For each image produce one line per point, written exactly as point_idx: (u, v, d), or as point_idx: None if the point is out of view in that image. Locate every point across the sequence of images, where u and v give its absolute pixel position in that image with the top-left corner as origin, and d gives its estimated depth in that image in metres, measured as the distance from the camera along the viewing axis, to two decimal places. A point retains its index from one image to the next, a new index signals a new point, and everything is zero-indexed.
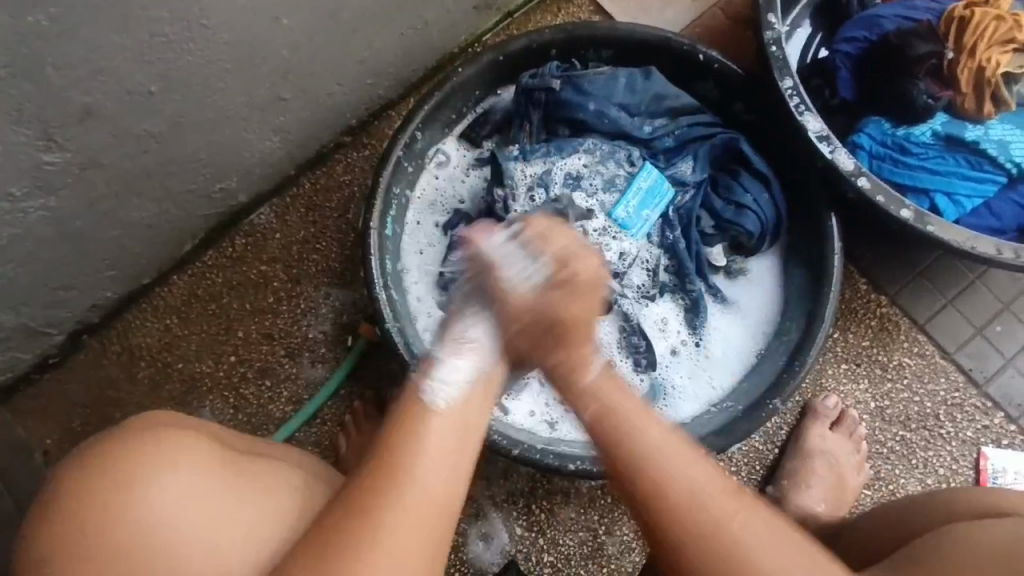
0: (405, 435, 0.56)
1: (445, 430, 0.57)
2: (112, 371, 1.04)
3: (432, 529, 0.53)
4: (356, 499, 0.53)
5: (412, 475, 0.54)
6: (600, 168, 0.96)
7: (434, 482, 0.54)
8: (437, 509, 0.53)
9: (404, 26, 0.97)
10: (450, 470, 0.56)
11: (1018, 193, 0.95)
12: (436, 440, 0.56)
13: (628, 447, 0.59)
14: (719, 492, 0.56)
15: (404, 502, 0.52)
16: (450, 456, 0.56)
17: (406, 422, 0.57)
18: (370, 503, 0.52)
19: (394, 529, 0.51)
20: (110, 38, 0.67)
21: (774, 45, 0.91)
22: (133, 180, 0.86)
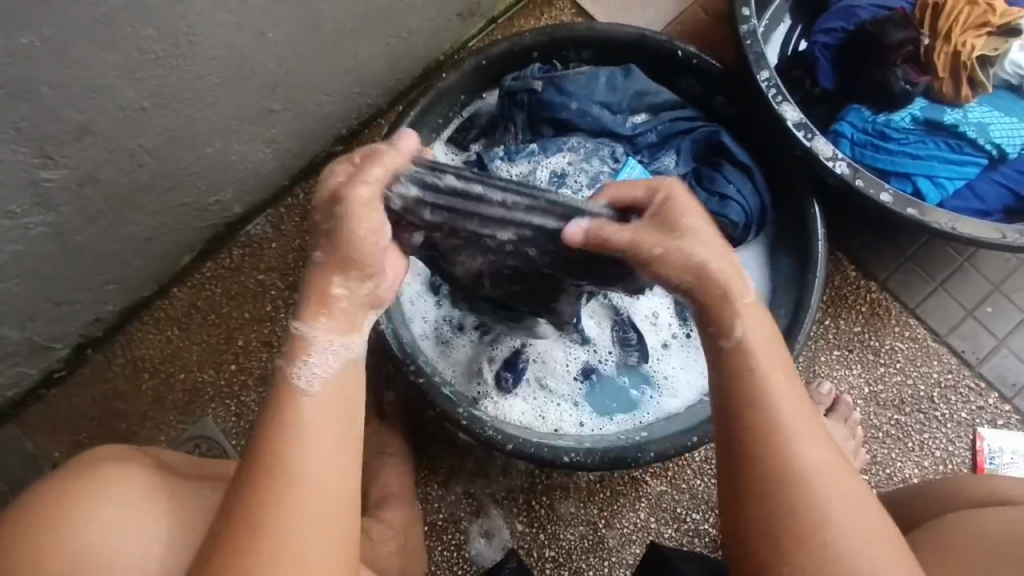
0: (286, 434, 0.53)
1: (319, 412, 0.55)
2: (116, 384, 1.07)
3: (335, 502, 0.53)
4: (252, 496, 0.51)
5: (297, 466, 0.52)
6: (584, 166, 0.98)
7: (321, 462, 0.53)
8: (325, 496, 0.53)
9: (388, 35, 0.99)
10: (339, 443, 0.55)
11: (1001, 173, 0.96)
12: (314, 426, 0.54)
13: (753, 406, 0.56)
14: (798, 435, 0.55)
15: (301, 482, 0.52)
16: (331, 433, 0.55)
17: (285, 413, 0.55)
18: (263, 499, 0.51)
19: (294, 516, 0.51)
20: (100, 57, 0.70)
21: (749, 38, 0.93)
22: (129, 195, 0.88)
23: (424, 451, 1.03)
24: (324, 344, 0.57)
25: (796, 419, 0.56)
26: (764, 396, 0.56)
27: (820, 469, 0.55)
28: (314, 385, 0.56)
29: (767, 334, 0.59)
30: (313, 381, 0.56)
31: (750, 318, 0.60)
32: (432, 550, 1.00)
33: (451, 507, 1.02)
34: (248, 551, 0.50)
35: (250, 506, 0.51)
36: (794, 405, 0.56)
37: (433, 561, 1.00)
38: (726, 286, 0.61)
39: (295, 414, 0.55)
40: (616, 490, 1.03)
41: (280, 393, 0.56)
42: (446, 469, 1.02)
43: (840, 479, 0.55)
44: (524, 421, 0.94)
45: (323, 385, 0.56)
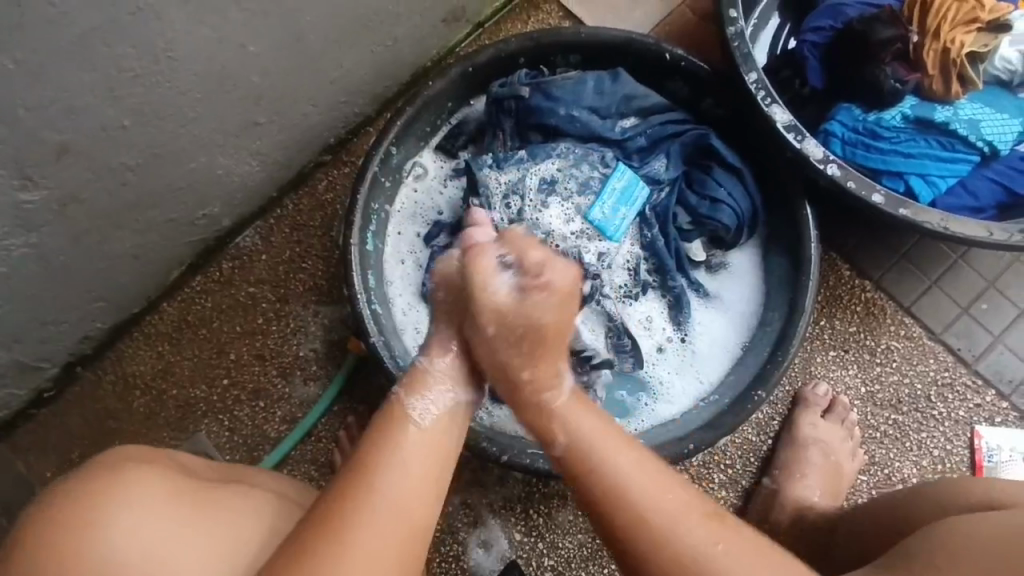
0: (390, 449, 0.64)
1: (422, 441, 0.66)
2: (107, 401, 1.06)
3: (406, 537, 0.59)
4: (348, 493, 0.60)
5: (392, 479, 0.62)
6: (574, 171, 0.96)
7: (409, 487, 0.62)
8: (409, 520, 0.60)
9: (374, 43, 0.98)
10: (433, 478, 0.64)
11: (992, 170, 0.96)
12: (420, 453, 0.65)
13: (604, 488, 0.66)
14: (658, 482, 0.65)
15: (384, 498, 0.60)
16: (431, 464, 0.65)
17: (391, 438, 0.65)
18: (351, 509, 0.59)
19: (370, 528, 0.58)
20: (78, 76, 0.69)
21: (737, 39, 0.92)
22: (113, 213, 0.87)
23: None
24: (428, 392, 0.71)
25: (640, 485, 0.65)
26: (608, 491, 0.65)
27: (669, 518, 0.63)
28: (426, 418, 0.68)
29: (595, 428, 0.70)
30: (427, 418, 0.68)
31: (567, 412, 0.71)
32: (431, 561, 0.99)
33: (449, 518, 1.01)
34: (329, 541, 0.56)
35: (342, 505, 0.59)
36: (634, 470, 0.66)
37: (431, 573, 0.99)
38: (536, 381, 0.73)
39: (404, 439, 0.65)
40: None
41: (394, 420, 0.67)
42: None
43: (720, 542, 0.63)
44: (518, 431, 0.93)
45: (433, 421, 0.68)
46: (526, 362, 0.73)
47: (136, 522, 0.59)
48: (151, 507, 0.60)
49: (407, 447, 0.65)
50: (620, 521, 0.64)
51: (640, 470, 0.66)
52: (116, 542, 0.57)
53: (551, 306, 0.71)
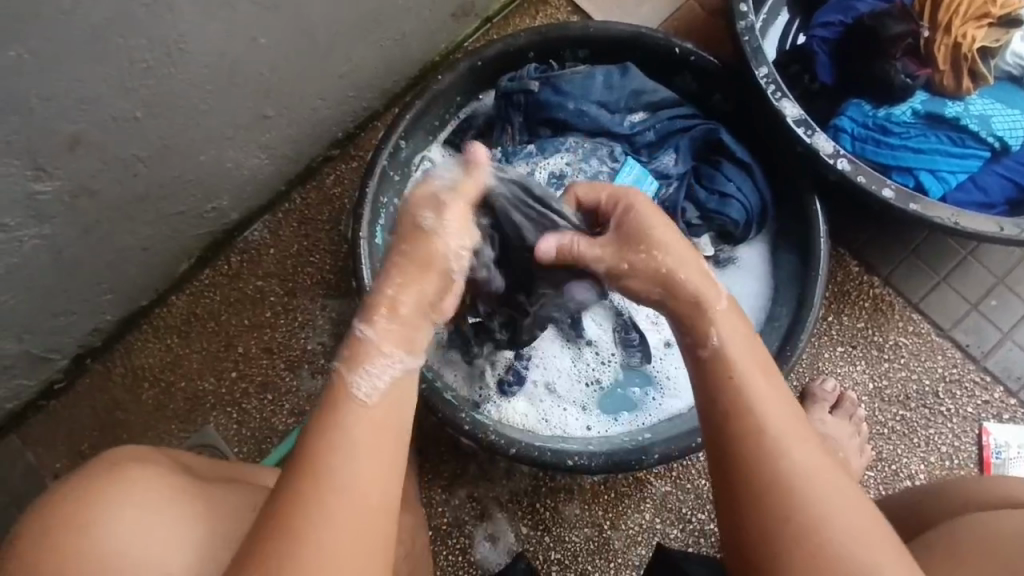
0: (330, 439, 0.50)
1: (370, 419, 0.52)
2: (116, 393, 1.06)
3: (371, 528, 0.49)
4: (292, 500, 0.48)
5: (338, 479, 0.49)
6: (582, 166, 0.98)
7: (365, 479, 0.49)
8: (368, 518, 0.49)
9: (383, 38, 0.98)
10: (389, 461, 0.51)
11: (1003, 166, 0.96)
12: (368, 440, 0.51)
13: (739, 404, 0.55)
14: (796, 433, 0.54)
15: (338, 494, 0.48)
16: (385, 436, 0.52)
17: (334, 425, 0.51)
18: (302, 512, 0.48)
19: (332, 528, 0.47)
20: (91, 68, 0.69)
21: (747, 34, 0.92)
22: (124, 205, 0.87)
23: (426, 456, 1.02)
24: (373, 366, 0.54)
25: (783, 421, 0.55)
26: (748, 404, 0.55)
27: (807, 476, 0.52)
28: (371, 394, 0.53)
29: (742, 337, 0.59)
30: (373, 393, 0.53)
31: (724, 317, 0.60)
32: (438, 554, 1.00)
33: (456, 511, 1.01)
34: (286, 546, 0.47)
35: (288, 512, 0.48)
36: (781, 413, 0.55)
37: (438, 566, 0.99)
38: (698, 294, 0.62)
39: (345, 424, 0.51)
40: (620, 492, 1.03)
41: (333, 401, 0.52)
42: (449, 473, 1.02)
43: (841, 491, 0.52)
44: (526, 424, 0.94)
45: (379, 399, 0.53)
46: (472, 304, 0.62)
47: (129, 519, 0.59)
48: (144, 504, 0.60)
49: (351, 434, 0.51)
50: (740, 446, 0.54)
51: (779, 407, 0.55)
52: (119, 534, 0.58)
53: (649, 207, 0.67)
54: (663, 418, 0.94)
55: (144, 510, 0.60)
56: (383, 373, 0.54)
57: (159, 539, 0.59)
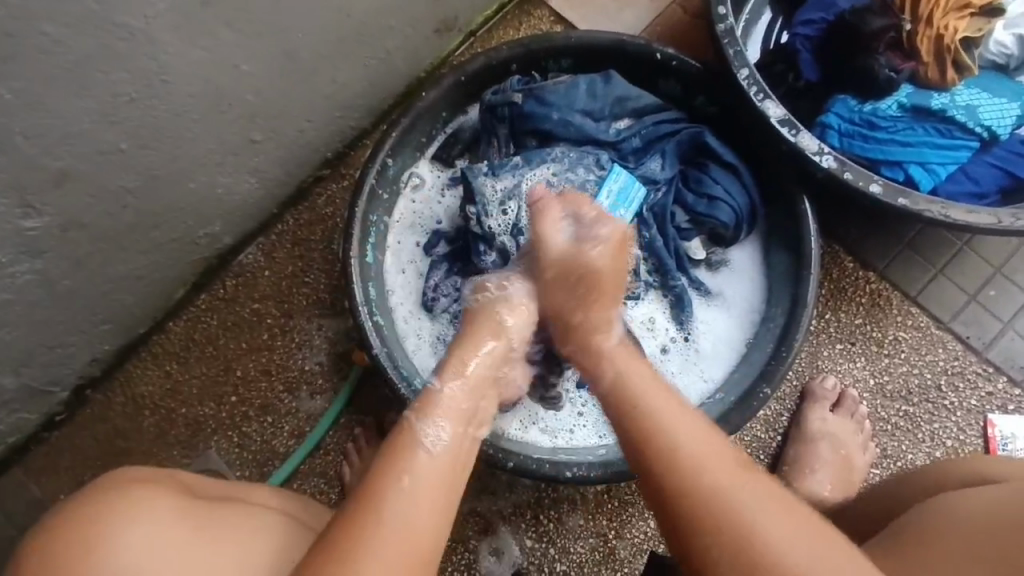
0: (396, 474, 0.58)
1: (431, 467, 0.60)
2: (118, 423, 1.06)
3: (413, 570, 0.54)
4: (354, 517, 0.55)
5: (394, 516, 0.55)
6: (570, 175, 0.95)
7: (418, 515, 0.56)
8: (415, 550, 0.55)
9: (367, 57, 0.99)
10: (442, 514, 0.58)
11: (992, 155, 0.95)
12: (434, 470, 0.60)
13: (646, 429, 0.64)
14: (704, 445, 0.61)
15: (396, 521, 0.55)
16: (441, 487, 0.60)
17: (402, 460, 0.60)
18: (359, 532, 0.54)
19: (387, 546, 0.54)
20: (73, 103, 0.70)
21: (728, 36, 0.92)
22: (115, 235, 0.88)
23: None
24: (437, 420, 0.65)
25: (689, 441, 0.61)
26: (651, 424, 0.64)
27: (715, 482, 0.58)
28: (436, 444, 0.62)
29: (647, 379, 0.70)
30: (437, 444, 0.62)
31: (612, 351, 0.75)
32: (443, 570, 0.99)
33: (459, 526, 1.01)
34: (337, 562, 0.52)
35: (343, 531, 0.55)
36: (689, 430, 0.62)
37: None
38: (601, 345, 0.77)
39: (412, 463, 0.60)
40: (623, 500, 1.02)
41: (403, 442, 0.62)
42: None
43: (747, 486, 0.57)
44: (524, 436, 0.94)
45: (443, 449, 0.62)
46: (579, 307, 0.79)
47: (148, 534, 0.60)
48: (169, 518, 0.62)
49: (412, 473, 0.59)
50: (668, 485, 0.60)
51: (681, 434, 0.62)
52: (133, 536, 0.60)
53: (605, 256, 0.80)
54: None
55: (163, 527, 0.61)
56: (446, 428, 0.64)
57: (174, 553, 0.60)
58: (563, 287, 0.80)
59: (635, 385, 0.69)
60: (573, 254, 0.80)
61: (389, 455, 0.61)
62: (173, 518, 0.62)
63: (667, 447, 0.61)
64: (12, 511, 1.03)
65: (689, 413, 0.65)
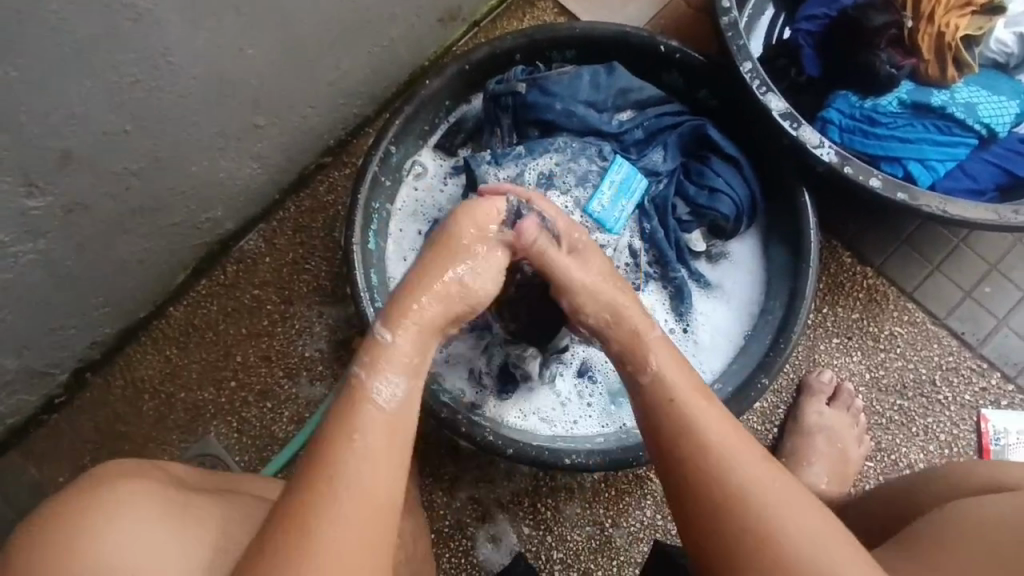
0: (346, 436, 0.57)
1: (382, 423, 0.59)
2: (117, 406, 1.07)
3: (372, 524, 0.55)
4: (309, 487, 0.55)
5: (343, 480, 0.55)
6: (572, 165, 0.96)
7: (376, 474, 0.56)
8: (369, 514, 0.55)
9: (371, 44, 0.99)
10: (392, 474, 0.57)
11: (990, 152, 0.96)
12: (382, 426, 0.59)
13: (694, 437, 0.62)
14: (738, 442, 0.62)
15: (347, 490, 0.55)
16: (392, 441, 0.59)
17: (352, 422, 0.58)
18: (312, 508, 0.54)
19: (339, 520, 0.54)
20: (78, 82, 0.70)
21: (731, 29, 0.92)
22: (118, 218, 0.88)
23: (427, 459, 1.03)
24: (389, 375, 0.62)
25: (722, 438, 0.62)
26: (682, 413, 0.64)
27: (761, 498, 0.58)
28: (387, 399, 0.60)
29: (676, 366, 0.68)
30: (390, 399, 0.60)
31: (661, 357, 0.68)
32: (440, 557, 1.00)
33: (457, 513, 1.01)
34: (292, 542, 0.52)
35: (303, 503, 0.54)
36: (719, 424, 0.63)
37: (441, 569, 1.00)
38: (636, 330, 0.72)
39: (360, 420, 0.58)
40: (620, 489, 1.03)
41: (353, 400, 0.60)
42: (450, 476, 1.02)
43: (776, 486, 0.59)
44: (523, 423, 0.94)
45: (394, 402, 0.60)
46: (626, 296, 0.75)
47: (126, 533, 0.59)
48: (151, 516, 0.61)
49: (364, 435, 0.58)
50: (695, 486, 0.60)
51: (714, 430, 0.62)
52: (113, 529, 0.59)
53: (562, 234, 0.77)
54: None
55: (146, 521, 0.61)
56: (402, 380, 0.62)
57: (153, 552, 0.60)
58: (577, 262, 0.77)
59: (668, 378, 0.67)
60: (570, 228, 0.78)
61: (340, 415, 0.59)
62: (157, 513, 0.62)
63: (714, 462, 0.60)
64: (9, 493, 1.03)
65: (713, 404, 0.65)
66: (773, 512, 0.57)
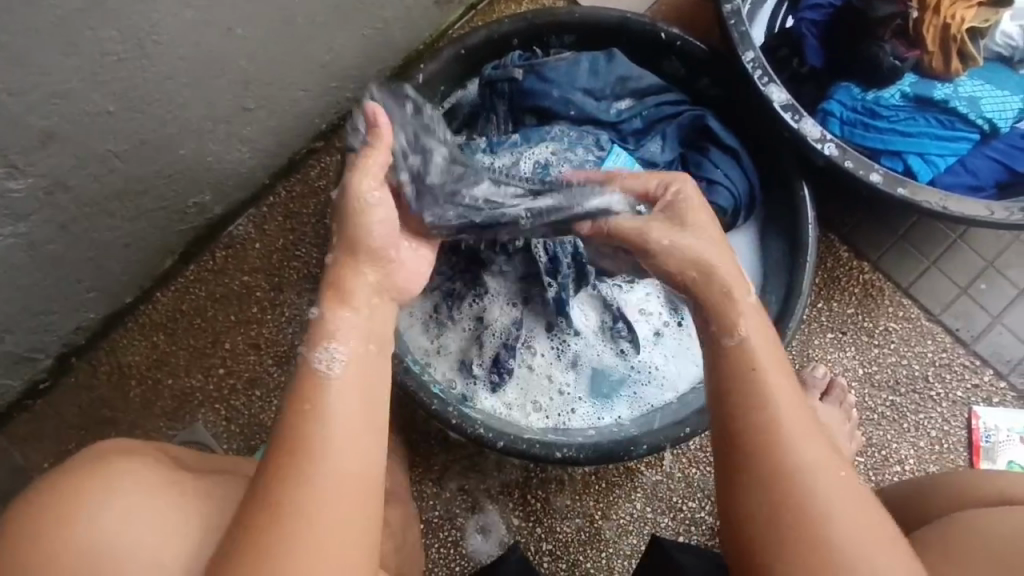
0: (305, 410, 0.53)
1: (340, 394, 0.54)
2: (103, 392, 1.05)
3: (355, 500, 0.51)
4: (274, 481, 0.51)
5: (312, 464, 0.51)
6: (569, 154, 0.94)
7: (348, 451, 0.52)
8: (351, 491, 0.51)
9: (365, 26, 0.96)
10: (366, 444, 0.53)
11: (993, 148, 0.95)
12: (345, 399, 0.54)
13: (756, 390, 0.61)
14: (822, 453, 0.59)
15: (329, 466, 0.51)
16: (359, 418, 0.54)
17: (310, 403, 0.53)
18: (287, 500, 0.50)
19: (314, 501, 0.50)
20: (59, 61, 0.67)
21: (733, 18, 0.90)
22: (103, 201, 0.86)
23: (417, 448, 1.02)
24: (334, 338, 0.57)
25: (795, 425, 0.60)
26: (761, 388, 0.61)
27: (809, 463, 0.58)
28: (337, 369, 0.55)
29: (768, 344, 0.65)
30: (338, 366, 0.55)
31: (750, 317, 0.66)
32: (429, 547, 1.00)
33: (447, 504, 1.01)
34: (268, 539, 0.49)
35: (273, 490, 0.51)
36: (808, 444, 0.59)
37: (430, 560, 0.99)
38: (727, 291, 0.68)
39: (316, 396, 0.53)
40: (611, 482, 1.03)
41: (301, 380, 0.54)
42: (440, 467, 1.01)
43: (840, 494, 0.57)
44: (516, 415, 0.94)
45: (346, 368, 0.55)
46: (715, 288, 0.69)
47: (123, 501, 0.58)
48: (139, 486, 0.60)
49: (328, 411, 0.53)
50: (746, 440, 0.60)
51: (784, 414, 0.60)
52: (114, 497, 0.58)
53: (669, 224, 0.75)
54: (639, 410, 0.94)
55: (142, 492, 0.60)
56: (346, 347, 0.56)
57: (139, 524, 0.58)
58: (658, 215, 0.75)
59: (753, 351, 0.64)
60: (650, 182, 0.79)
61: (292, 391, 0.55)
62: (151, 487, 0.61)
63: (774, 441, 0.59)
64: None
65: (802, 408, 0.61)
66: (834, 517, 0.56)
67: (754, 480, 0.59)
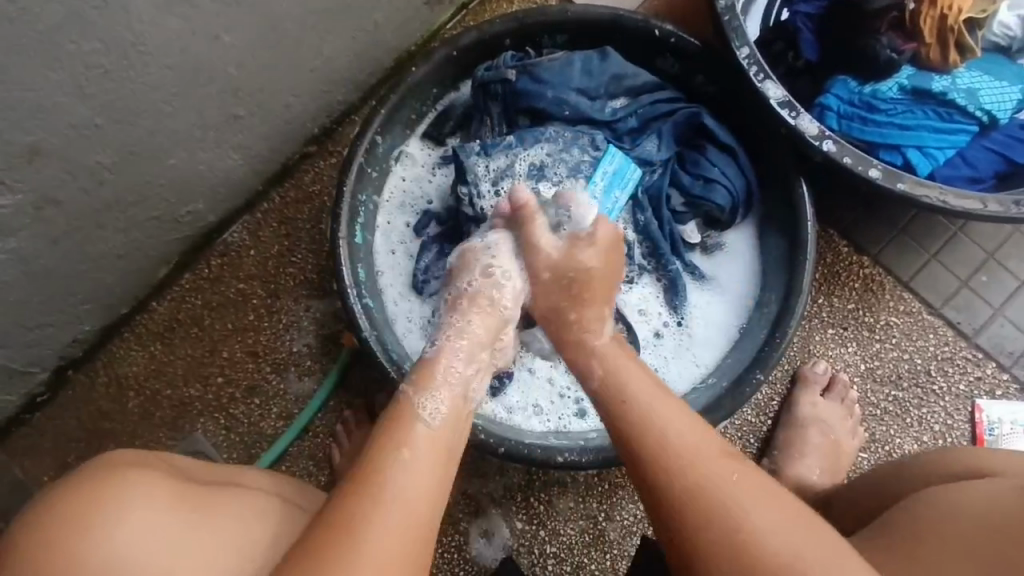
0: (390, 447, 0.61)
1: (427, 441, 0.63)
2: (101, 405, 1.04)
3: (415, 542, 0.55)
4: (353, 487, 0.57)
5: (388, 476, 0.58)
6: (563, 156, 0.93)
7: (417, 485, 0.59)
8: (409, 527, 0.56)
9: (355, 30, 0.95)
10: (433, 489, 0.60)
11: (992, 140, 0.94)
12: (426, 453, 0.62)
13: (635, 418, 0.67)
14: (716, 459, 0.63)
15: (393, 493, 0.57)
16: (435, 463, 0.62)
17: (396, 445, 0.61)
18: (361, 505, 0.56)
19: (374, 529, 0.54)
20: (43, 74, 0.66)
21: (727, 14, 0.89)
22: (94, 213, 0.85)
23: None
24: (433, 392, 0.69)
25: (680, 438, 0.65)
26: (643, 417, 0.67)
27: (712, 480, 0.61)
28: (432, 418, 0.66)
29: (646, 382, 0.71)
30: (434, 416, 0.66)
31: (613, 359, 0.75)
32: (433, 553, 0.99)
33: (450, 509, 1.00)
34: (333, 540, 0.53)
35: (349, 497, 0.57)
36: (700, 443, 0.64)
37: (434, 565, 0.99)
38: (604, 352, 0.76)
39: (408, 437, 0.63)
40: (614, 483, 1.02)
41: (397, 418, 0.65)
42: None
43: (759, 508, 0.58)
44: (515, 420, 0.93)
45: (440, 421, 0.66)
46: (576, 306, 0.80)
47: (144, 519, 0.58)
48: (160, 506, 0.59)
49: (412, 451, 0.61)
50: (647, 475, 0.63)
51: (677, 432, 0.65)
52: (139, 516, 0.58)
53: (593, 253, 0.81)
54: None
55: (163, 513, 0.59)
56: (442, 401, 0.68)
57: (158, 539, 0.57)
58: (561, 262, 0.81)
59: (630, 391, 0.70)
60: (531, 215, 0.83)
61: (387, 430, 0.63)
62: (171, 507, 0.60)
63: (657, 459, 0.64)
64: None
65: (691, 428, 0.66)
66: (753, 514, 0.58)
67: (664, 502, 0.62)
